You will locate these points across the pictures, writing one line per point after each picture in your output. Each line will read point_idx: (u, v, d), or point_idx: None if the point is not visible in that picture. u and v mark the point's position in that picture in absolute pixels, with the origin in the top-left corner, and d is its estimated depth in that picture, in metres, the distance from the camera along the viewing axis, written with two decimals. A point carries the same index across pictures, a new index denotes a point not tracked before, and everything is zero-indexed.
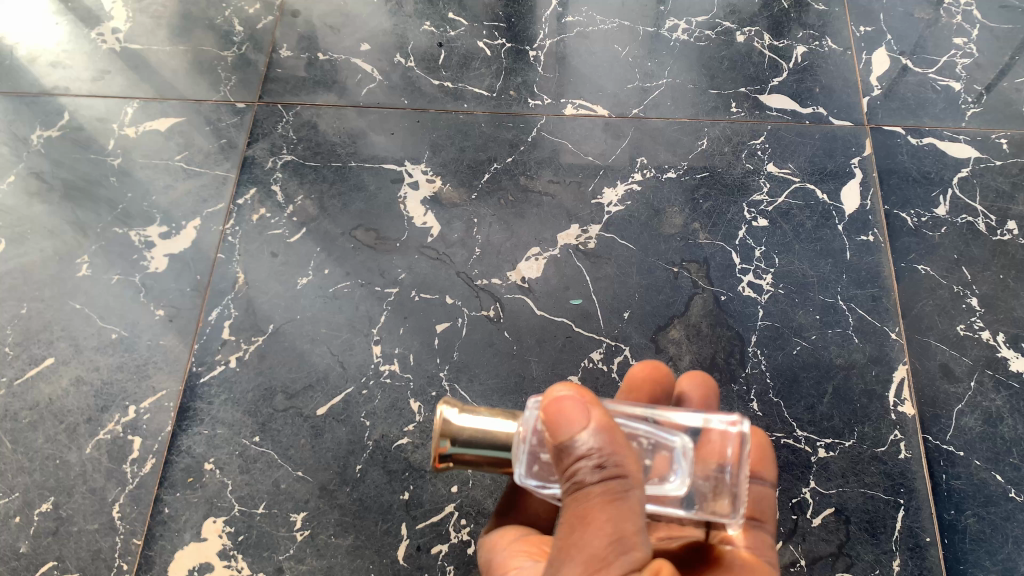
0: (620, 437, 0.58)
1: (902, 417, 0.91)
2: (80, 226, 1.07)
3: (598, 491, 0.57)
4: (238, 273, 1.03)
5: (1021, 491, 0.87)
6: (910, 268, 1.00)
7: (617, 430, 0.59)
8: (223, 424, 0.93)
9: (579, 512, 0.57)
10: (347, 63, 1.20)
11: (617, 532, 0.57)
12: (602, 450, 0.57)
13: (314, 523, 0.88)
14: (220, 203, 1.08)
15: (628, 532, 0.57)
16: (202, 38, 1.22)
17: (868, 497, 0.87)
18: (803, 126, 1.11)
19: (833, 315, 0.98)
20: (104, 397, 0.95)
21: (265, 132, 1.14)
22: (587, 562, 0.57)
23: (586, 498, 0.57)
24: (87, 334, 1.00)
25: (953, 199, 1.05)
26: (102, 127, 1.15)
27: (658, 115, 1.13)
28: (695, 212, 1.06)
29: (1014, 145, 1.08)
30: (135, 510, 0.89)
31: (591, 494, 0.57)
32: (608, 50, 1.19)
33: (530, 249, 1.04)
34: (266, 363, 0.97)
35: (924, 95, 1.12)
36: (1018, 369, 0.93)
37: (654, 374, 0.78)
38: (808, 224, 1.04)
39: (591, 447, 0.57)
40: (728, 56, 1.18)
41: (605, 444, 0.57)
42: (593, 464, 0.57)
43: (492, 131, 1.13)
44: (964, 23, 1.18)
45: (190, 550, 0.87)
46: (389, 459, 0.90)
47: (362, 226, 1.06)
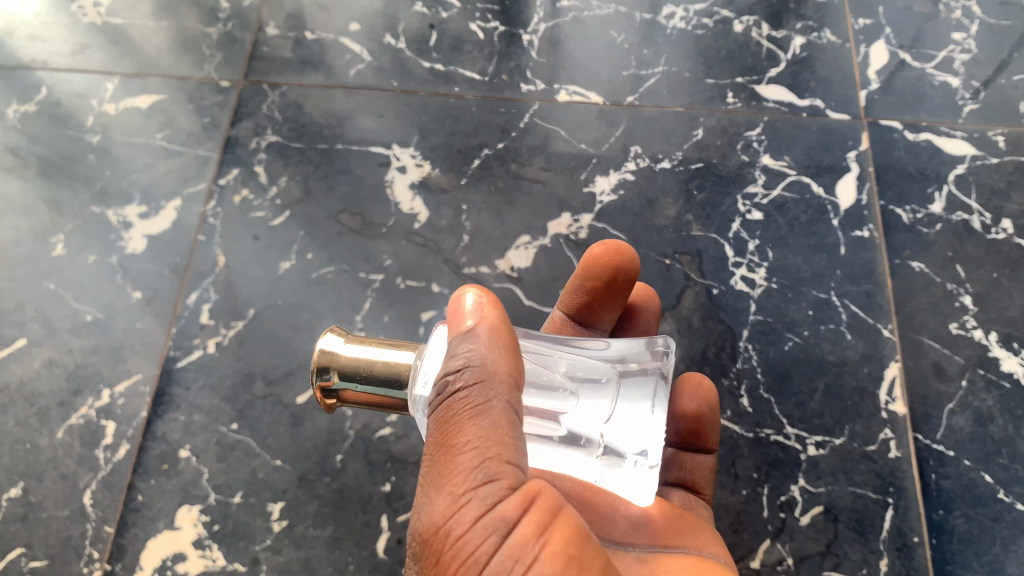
0: (498, 344, 0.57)
1: (892, 415, 0.90)
2: (56, 204, 1.04)
3: (472, 398, 0.54)
4: (218, 256, 1.00)
5: (1011, 492, 0.86)
6: (905, 265, 0.99)
7: (500, 337, 0.58)
8: (200, 410, 0.91)
9: (451, 423, 0.55)
10: (335, 43, 1.17)
11: (496, 437, 0.53)
12: (479, 358, 0.56)
13: (292, 513, 0.86)
14: (202, 183, 1.06)
15: (509, 437, 0.54)
16: (187, 14, 1.19)
17: (857, 495, 0.86)
18: (799, 118, 1.09)
19: (826, 311, 0.96)
20: (77, 380, 0.93)
21: (249, 112, 1.11)
22: (448, 489, 0.52)
23: (455, 410, 0.55)
24: (62, 315, 0.97)
25: (949, 196, 1.03)
26: (81, 103, 1.12)
27: (653, 104, 1.11)
28: (689, 204, 1.04)
29: (1011, 142, 1.06)
30: (107, 497, 0.86)
31: (459, 407, 0.55)
32: (604, 36, 1.17)
33: (520, 237, 1.02)
34: (245, 349, 0.94)
35: (922, 90, 1.11)
36: (1011, 369, 0.92)
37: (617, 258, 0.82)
38: (803, 218, 1.02)
39: (468, 358, 0.56)
40: (725, 46, 1.16)
41: (483, 352, 0.56)
42: (468, 372, 0.56)
43: (483, 116, 1.11)
44: (964, 18, 1.16)
45: (164, 539, 0.85)
46: (370, 450, 0.88)
47: (347, 210, 1.03)
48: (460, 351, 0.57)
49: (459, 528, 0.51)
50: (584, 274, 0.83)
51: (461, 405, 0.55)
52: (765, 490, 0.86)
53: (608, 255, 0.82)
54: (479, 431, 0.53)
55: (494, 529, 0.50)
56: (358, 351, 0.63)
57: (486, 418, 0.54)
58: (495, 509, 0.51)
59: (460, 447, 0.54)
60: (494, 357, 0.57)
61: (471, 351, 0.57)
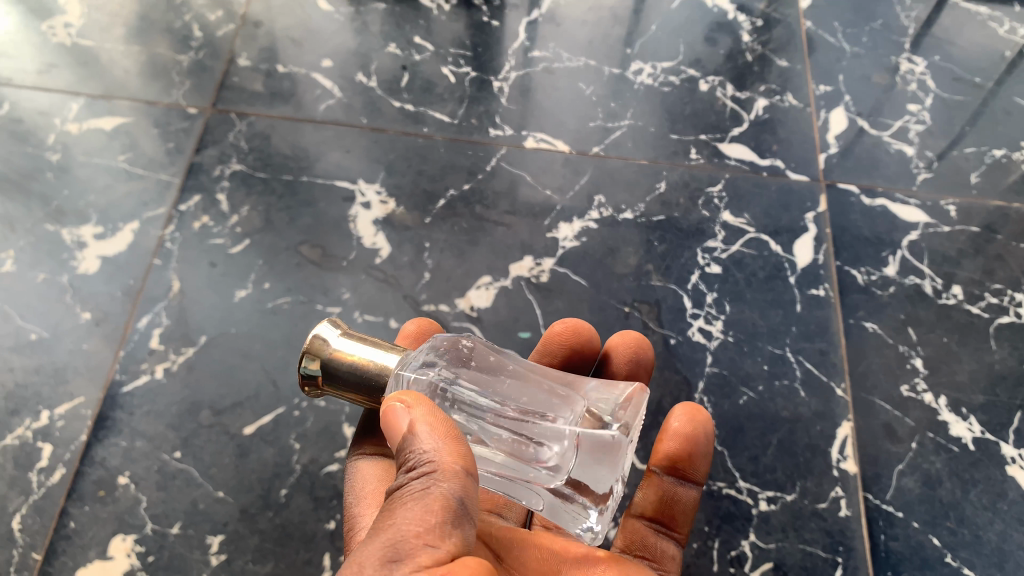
0: (441, 436, 0.58)
1: (843, 474, 0.90)
2: (9, 219, 1.02)
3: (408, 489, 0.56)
4: (173, 281, 0.98)
5: (957, 555, 0.87)
6: (858, 325, 1.00)
7: (444, 429, 0.59)
8: (142, 437, 0.88)
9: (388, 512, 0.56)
10: (307, 78, 1.17)
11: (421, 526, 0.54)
12: (416, 448, 0.57)
13: (231, 548, 0.83)
14: (162, 207, 1.04)
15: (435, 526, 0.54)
16: (159, 41, 1.19)
17: (807, 553, 0.86)
18: (760, 177, 1.12)
19: (781, 366, 0.97)
20: (15, 400, 0.90)
21: (215, 140, 1.10)
22: (354, 564, 0.53)
23: (397, 498, 0.57)
24: (4, 333, 0.94)
25: (902, 260, 1.06)
26: (44, 120, 1.10)
27: (618, 155, 1.13)
28: (650, 254, 1.05)
29: (962, 212, 1.10)
30: (36, 523, 0.83)
31: (401, 495, 0.56)
32: (573, 88, 1.19)
33: (481, 278, 1.02)
34: (194, 377, 0.92)
35: (878, 157, 1.15)
36: (958, 433, 0.93)
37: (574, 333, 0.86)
38: (760, 274, 1.04)
39: (415, 450, 0.57)
40: (691, 104, 1.19)
41: (419, 442, 0.58)
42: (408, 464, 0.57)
43: (450, 157, 1.11)
44: (919, 91, 1.21)
45: (93, 569, 0.81)
46: (316, 486, 0.86)
47: (308, 242, 1.03)
48: (406, 444, 0.58)
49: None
50: (543, 350, 0.87)
51: (401, 494, 0.57)
52: (715, 543, 0.86)
53: (565, 333, 0.86)
54: (405, 516, 0.55)
55: None
56: (350, 350, 0.67)
57: (418, 505, 0.55)
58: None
59: (386, 530, 0.55)
60: (440, 446, 0.57)
61: (418, 443, 0.58)
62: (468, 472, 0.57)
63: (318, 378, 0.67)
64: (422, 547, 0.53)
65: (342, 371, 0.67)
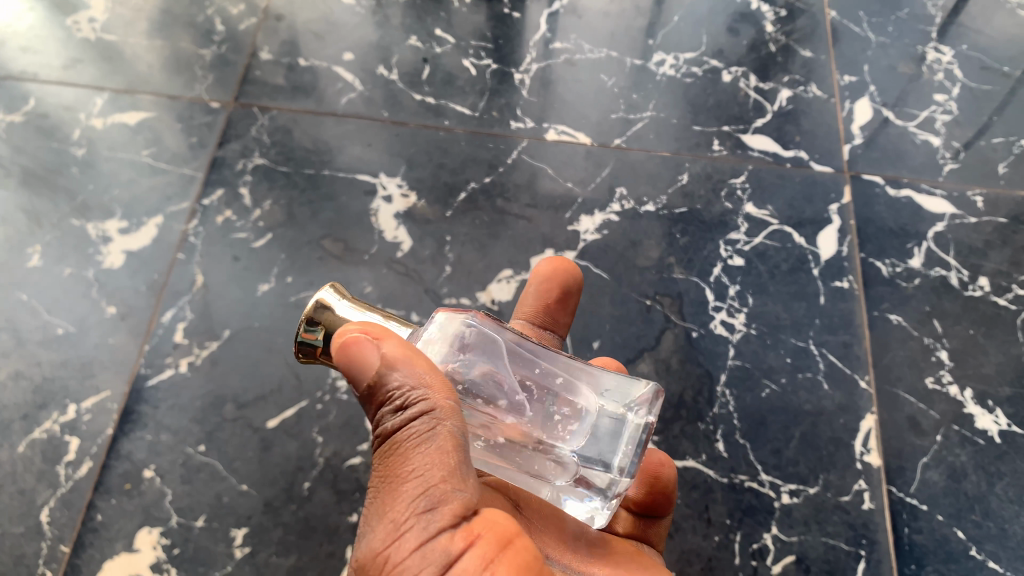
0: (423, 366, 0.57)
1: (867, 467, 0.90)
2: (35, 214, 1.03)
3: (407, 433, 0.55)
4: (197, 275, 0.99)
5: (983, 549, 0.86)
6: (883, 318, 0.99)
7: (421, 360, 0.57)
8: (168, 430, 0.89)
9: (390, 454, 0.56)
10: (328, 71, 1.18)
11: (437, 467, 0.54)
12: (405, 386, 0.56)
13: (255, 540, 0.83)
14: (185, 202, 1.05)
15: (448, 465, 0.54)
16: (182, 35, 1.20)
17: (830, 546, 0.86)
18: (783, 169, 1.11)
19: (804, 359, 0.97)
20: (43, 393, 0.91)
21: (237, 134, 1.11)
22: (388, 523, 0.53)
23: (396, 443, 0.55)
24: (32, 327, 0.95)
25: (928, 252, 1.05)
26: (68, 115, 1.11)
27: (640, 147, 1.13)
28: (671, 247, 1.04)
29: (989, 203, 1.08)
30: (64, 514, 0.84)
31: (400, 440, 0.55)
32: (595, 79, 1.19)
33: (502, 271, 1.02)
34: (218, 370, 0.93)
35: (904, 148, 1.13)
36: (984, 426, 0.92)
37: (561, 268, 0.86)
38: (783, 267, 1.03)
39: (398, 385, 0.56)
40: (713, 95, 1.18)
41: (408, 379, 0.56)
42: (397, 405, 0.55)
43: (471, 150, 1.11)
44: (945, 81, 1.19)
45: (120, 561, 0.82)
46: (339, 479, 0.87)
47: (330, 236, 1.03)
48: (387, 381, 0.56)
49: (399, 557, 0.52)
50: (539, 287, 0.86)
51: (401, 438, 0.55)
52: (737, 536, 0.86)
53: (555, 271, 0.86)
54: (419, 461, 0.54)
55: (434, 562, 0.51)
56: (350, 316, 0.61)
57: (428, 449, 0.54)
58: (436, 541, 0.52)
59: (403, 480, 0.54)
60: (429, 383, 0.56)
61: (399, 378, 0.56)
62: (460, 404, 0.57)
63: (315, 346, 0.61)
64: (449, 494, 0.53)
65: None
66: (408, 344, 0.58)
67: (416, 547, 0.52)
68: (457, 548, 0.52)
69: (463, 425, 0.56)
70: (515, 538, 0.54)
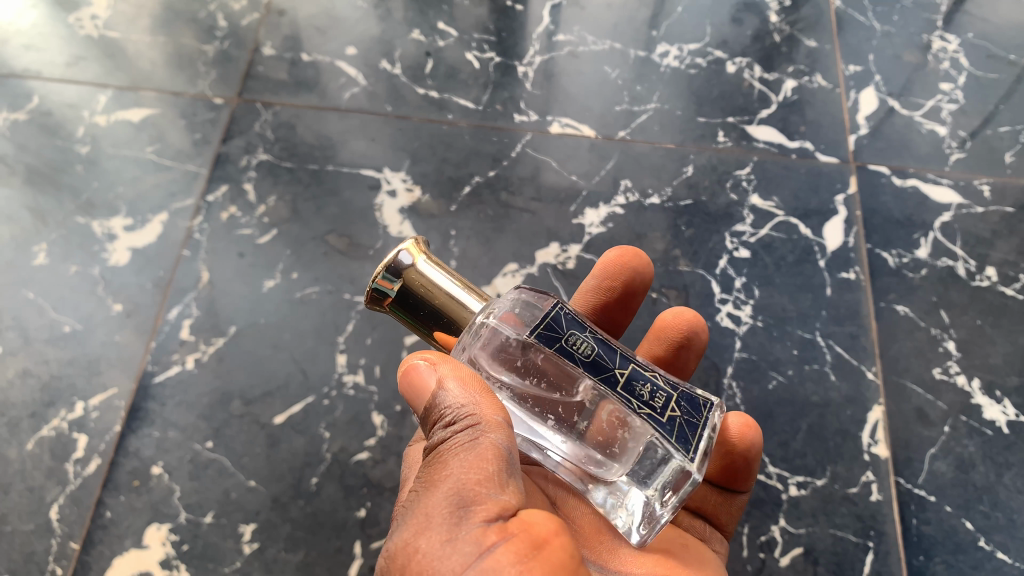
0: (473, 386, 0.61)
1: (874, 458, 0.90)
2: (40, 212, 1.03)
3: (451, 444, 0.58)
4: (202, 272, 0.99)
5: (991, 540, 0.86)
6: (889, 308, 0.99)
7: (473, 381, 0.61)
8: (175, 427, 0.89)
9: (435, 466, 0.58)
10: (331, 66, 1.17)
11: (472, 474, 0.56)
12: (454, 402, 0.59)
13: (264, 536, 0.84)
14: (189, 199, 1.05)
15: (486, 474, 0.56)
16: (184, 32, 1.20)
17: (838, 538, 0.85)
18: (789, 159, 1.10)
19: (811, 351, 0.96)
20: (50, 391, 0.91)
21: (241, 130, 1.11)
22: (421, 520, 0.55)
23: (439, 454, 0.59)
24: (39, 325, 0.95)
25: (934, 242, 1.04)
26: (72, 113, 1.11)
27: (645, 140, 1.12)
28: (677, 239, 1.04)
29: (996, 192, 1.08)
30: (74, 512, 0.84)
31: (443, 450, 0.58)
32: (598, 71, 1.18)
33: (507, 265, 1.02)
34: (224, 367, 0.93)
35: (909, 137, 1.13)
36: (992, 417, 0.92)
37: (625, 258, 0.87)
38: (789, 258, 1.03)
39: (449, 403, 0.60)
40: (718, 86, 1.17)
41: (458, 396, 0.60)
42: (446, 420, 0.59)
43: (475, 144, 1.11)
44: (951, 69, 1.19)
45: (130, 557, 0.82)
46: (346, 474, 0.87)
47: (334, 231, 1.03)
48: (439, 399, 0.60)
49: (428, 548, 0.53)
50: (602, 276, 0.87)
51: (445, 448, 0.58)
52: (745, 528, 0.85)
53: (621, 259, 0.86)
54: (459, 466, 0.56)
55: (465, 553, 0.52)
56: (430, 275, 0.63)
57: (468, 456, 0.57)
58: (467, 534, 0.53)
59: (442, 485, 0.56)
60: (478, 399, 0.60)
61: (450, 396, 0.60)
62: (507, 422, 0.60)
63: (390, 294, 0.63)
64: (484, 496, 0.55)
65: (417, 292, 0.63)
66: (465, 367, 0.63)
67: (447, 539, 0.53)
68: (490, 540, 0.52)
69: (508, 440, 0.59)
70: (553, 537, 0.53)
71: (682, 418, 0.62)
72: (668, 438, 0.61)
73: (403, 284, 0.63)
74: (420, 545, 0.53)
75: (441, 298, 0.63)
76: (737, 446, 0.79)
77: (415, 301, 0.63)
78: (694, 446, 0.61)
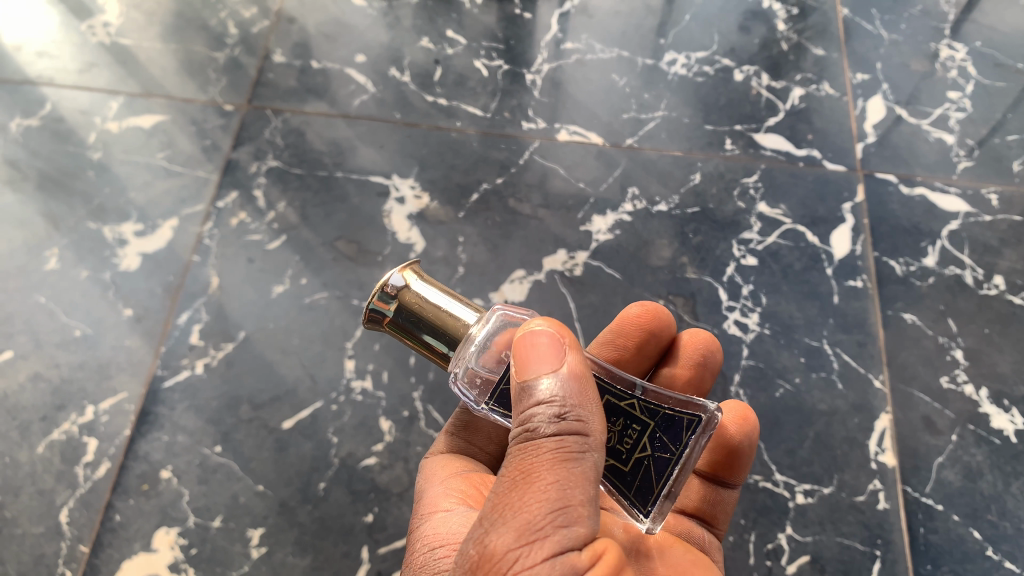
0: (587, 390, 0.59)
1: (881, 466, 0.89)
2: (52, 217, 1.04)
3: (549, 446, 0.56)
4: (212, 277, 1.00)
5: (999, 550, 0.86)
6: (897, 316, 0.99)
7: (586, 382, 0.59)
8: (184, 432, 0.90)
9: (525, 465, 0.56)
10: (340, 73, 1.18)
11: (568, 490, 0.55)
12: (565, 399, 0.57)
13: (271, 540, 0.84)
14: (200, 204, 1.06)
15: (576, 498, 0.55)
16: (194, 39, 1.21)
17: (845, 546, 0.85)
18: (796, 167, 1.11)
19: (818, 359, 0.96)
20: (61, 395, 0.92)
21: (251, 137, 1.12)
22: (520, 524, 0.54)
23: (539, 447, 0.57)
24: (50, 330, 0.96)
25: (942, 250, 1.04)
26: (84, 119, 1.12)
27: (652, 147, 1.13)
28: (684, 246, 1.04)
29: (1004, 201, 1.08)
30: (83, 515, 0.85)
31: (547, 445, 0.56)
32: (606, 79, 1.19)
33: (514, 272, 1.02)
34: (233, 372, 0.93)
35: (917, 146, 1.13)
36: (1000, 426, 0.92)
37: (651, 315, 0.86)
38: (797, 266, 1.03)
39: (551, 398, 0.57)
40: (725, 94, 1.18)
41: (570, 395, 0.58)
42: (553, 413, 0.57)
43: (483, 151, 1.12)
44: (959, 78, 1.19)
45: (139, 561, 0.83)
46: (354, 479, 0.87)
47: (343, 238, 1.03)
48: (540, 387, 0.58)
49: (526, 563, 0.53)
50: (618, 330, 0.86)
51: (548, 445, 0.56)
52: (752, 536, 0.85)
53: (643, 317, 0.86)
54: (551, 475, 0.55)
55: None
56: (426, 292, 0.64)
57: (576, 467, 0.56)
58: (565, 555, 0.54)
59: (536, 490, 0.55)
60: (591, 411, 0.58)
61: (558, 390, 0.57)
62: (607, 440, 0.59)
63: (387, 315, 0.65)
64: (584, 517, 0.55)
65: (413, 310, 0.64)
66: (580, 361, 0.60)
67: (551, 559, 0.53)
68: (583, 566, 0.54)
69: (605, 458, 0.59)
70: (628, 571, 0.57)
71: (652, 460, 0.64)
72: (627, 489, 0.65)
73: (399, 305, 0.64)
74: (529, 552, 0.53)
75: (437, 313, 0.64)
76: (737, 436, 0.78)
77: (414, 320, 0.64)
78: (656, 494, 0.64)
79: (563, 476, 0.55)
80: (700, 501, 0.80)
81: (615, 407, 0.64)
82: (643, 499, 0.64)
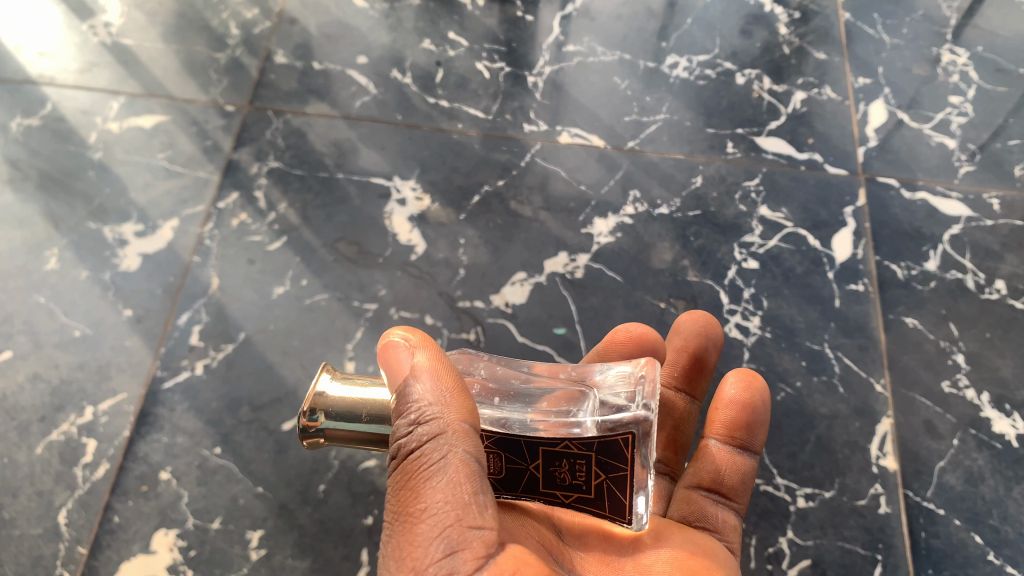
0: (450, 391, 0.60)
1: (883, 470, 0.89)
2: (52, 217, 1.04)
3: (420, 460, 0.58)
4: (212, 278, 1.00)
5: (1000, 554, 0.85)
6: (898, 320, 0.99)
7: (449, 386, 0.60)
8: (184, 433, 0.89)
9: (405, 483, 0.59)
10: (342, 74, 1.18)
11: (448, 500, 0.56)
12: (424, 406, 0.59)
13: (271, 542, 0.84)
14: (200, 205, 1.06)
15: (459, 503, 0.56)
16: (196, 40, 1.20)
17: (846, 550, 0.85)
18: (798, 171, 1.11)
19: (819, 363, 0.96)
20: (60, 395, 0.91)
21: (253, 137, 1.11)
22: (403, 551, 0.56)
23: (409, 467, 0.59)
24: (49, 330, 0.96)
25: (944, 254, 1.04)
26: (85, 119, 1.12)
27: (654, 150, 1.12)
28: (685, 249, 1.04)
29: (1005, 206, 1.07)
30: (82, 516, 0.84)
31: (414, 463, 0.58)
32: (608, 81, 1.19)
33: (515, 274, 1.02)
34: (233, 373, 0.93)
35: (919, 150, 1.13)
36: (1001, 430, 0.92)
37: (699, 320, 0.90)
38: (798, 269, 1.03)
39: (414, 405, 0.60)
40: (727, 97, 1.18)
41: (428, 401, 0.59)
42: (414, 427, 0.59)
43: (484, 153, 1.11)
44: (960, 82, 1.19)
45: (137, 562, 0.82)
46: (354, 481, 0.87)
47: (344, 239, 1.03)
48: (407, 394, 0.61)
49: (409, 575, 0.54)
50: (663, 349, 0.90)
51: (413, 462, 0.58)
52: (753, 540, 0.85)
53: (694, 322, 0.90)
54: (430, 492, 0.57)
55: None
56: (343, 393, 0.64)
57: (441, 477, 0.57)
58: (447, 564, 0.54)
59: (417, 513, 0.57)
60: (444, 403, 0.59)
61: (415, 397, 0.60)
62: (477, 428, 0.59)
63: (320, 429, 0.63)
64: (467, 531, 0.55)
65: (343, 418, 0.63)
66: (439, 361, 0.62)
67: (428, 569, 0.54)
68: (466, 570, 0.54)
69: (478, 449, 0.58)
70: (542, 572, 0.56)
71: (610, 481, 0.61)
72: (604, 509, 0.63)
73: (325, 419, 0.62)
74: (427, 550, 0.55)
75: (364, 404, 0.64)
76: (748, 397, 0.82)
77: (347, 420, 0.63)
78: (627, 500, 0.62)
79: (442, 489, 0.57)
80: (718, 471, 0.80)
81: (553, 453, 0.60)
82: (619, 512, 0.63)
